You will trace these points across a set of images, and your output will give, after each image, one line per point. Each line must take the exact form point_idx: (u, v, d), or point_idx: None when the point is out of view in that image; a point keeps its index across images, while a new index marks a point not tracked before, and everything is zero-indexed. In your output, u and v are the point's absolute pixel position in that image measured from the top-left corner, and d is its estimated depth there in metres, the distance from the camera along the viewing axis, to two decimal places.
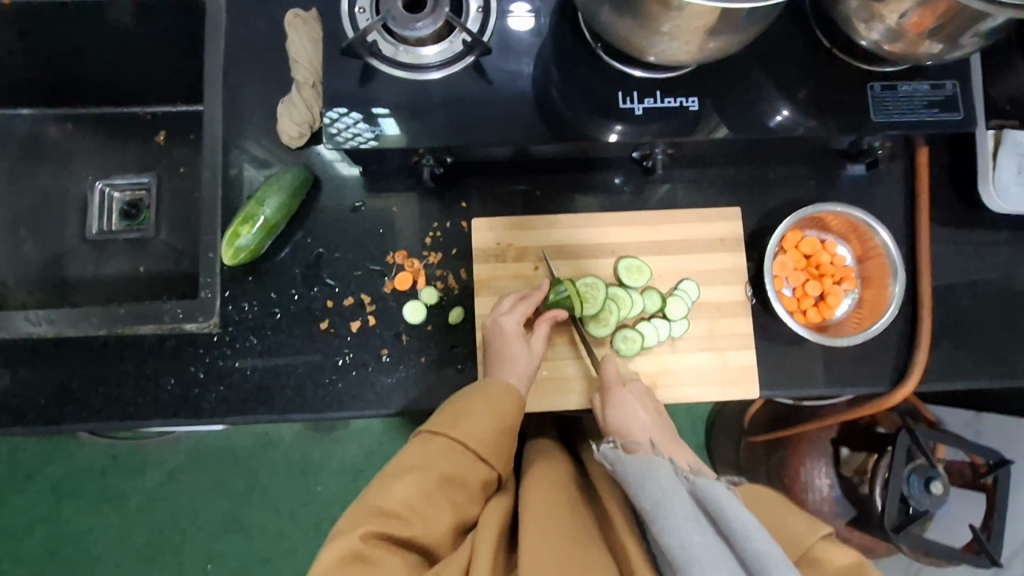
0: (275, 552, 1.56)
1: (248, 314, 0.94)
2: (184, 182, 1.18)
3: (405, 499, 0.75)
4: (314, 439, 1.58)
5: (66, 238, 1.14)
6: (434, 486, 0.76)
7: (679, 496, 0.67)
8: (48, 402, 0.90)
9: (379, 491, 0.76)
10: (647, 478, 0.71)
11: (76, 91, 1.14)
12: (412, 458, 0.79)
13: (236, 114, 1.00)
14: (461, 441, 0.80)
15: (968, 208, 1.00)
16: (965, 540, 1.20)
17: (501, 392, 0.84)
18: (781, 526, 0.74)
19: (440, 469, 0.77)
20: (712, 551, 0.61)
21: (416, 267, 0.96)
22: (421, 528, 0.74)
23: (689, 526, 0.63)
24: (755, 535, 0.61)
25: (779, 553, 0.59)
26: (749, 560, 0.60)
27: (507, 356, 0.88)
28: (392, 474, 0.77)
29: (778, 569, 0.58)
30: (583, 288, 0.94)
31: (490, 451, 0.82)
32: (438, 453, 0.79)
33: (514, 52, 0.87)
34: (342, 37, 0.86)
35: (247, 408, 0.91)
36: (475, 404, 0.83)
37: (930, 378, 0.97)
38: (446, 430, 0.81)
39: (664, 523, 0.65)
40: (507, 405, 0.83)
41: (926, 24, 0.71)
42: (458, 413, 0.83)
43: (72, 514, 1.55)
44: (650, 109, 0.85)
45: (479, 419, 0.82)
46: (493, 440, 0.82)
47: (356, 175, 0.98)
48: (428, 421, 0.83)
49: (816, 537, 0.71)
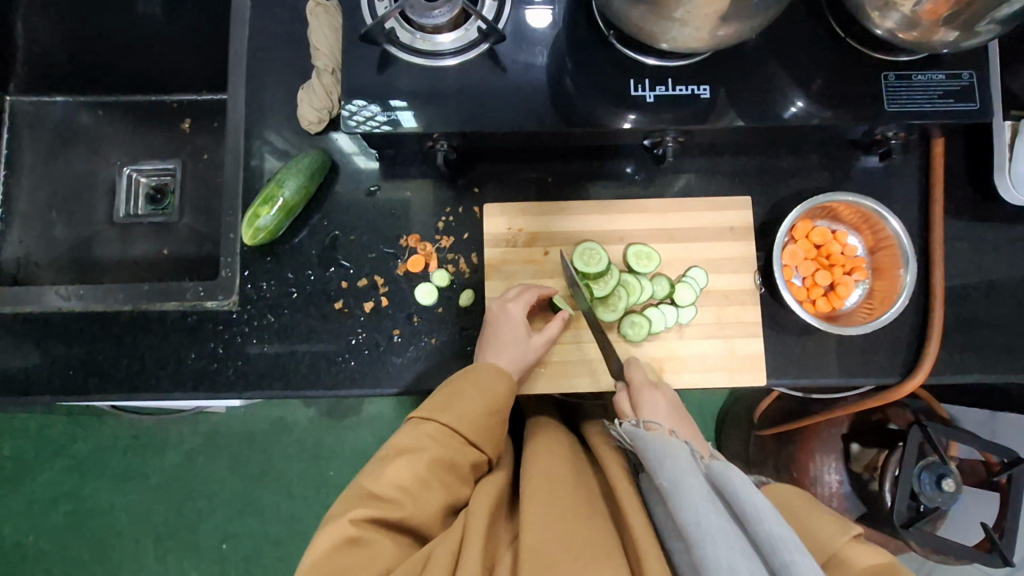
0: (287, 535, 1.60)
1: (266, 293, 0.96)
2: (208, 168, 1.22)
3: (396, 482, 0.76)
4: (328, 425, 1.62)
5: (95, 222, 1.18)
6: (426, 469, 0.78)
7: (697, 477, 0.68)
8: (74, 373, 0.94)
9: (370, 475, 0.77)
10: (665, 459, 0.72)
11: (106, 78, 1.19)
12: (402, 441, 0.80)
13: (259, 101, 1.03)
14: (450, 423, 0.82)
15: (985, 201, 0.99)
16: (978, 539, 1.16)
17: (491, 373, 0.86)
18: (808, 527, 0.72)
19: (430, 452, 0.79)
20: (725, 528, 0.62)
21: (429, 250, 0.98)
22: (411, 509, 0.76)
23: (705, 505, 0.64)
24: (768, 517, 0.63)
25: (791, 536, 0.61)
26: (761, 542, 0.62)
27: (504, 344, 0.90)
28: (384, 457, 0.79)
29: (790, 550, 0.60)
30: (594, 256, 0.95)
31: (479, 432, 0.84)
32: (429, 437, 0.80)
33: (528, 42, 0.88)
34: (361, 24, 0.88)
35: (263, 384, 0.94)
36: (466, 387, 0.85)
37: (940, 371, 0.96)
38: (435, 414, 0.82)
39: (680, 501, 0.65)
40: (495, 387, 0.85)
41: (941, 11, 0.72)
42: (449, 397, 0.84)
43: (94, 491, 1.60)
44: (660, 97, 0.86)
45: (469, 401, 0.84)
46: (482, 422, 0.84)
47: (375, 168, 1.00)
48: (418, 407, 0.84)
49: (844, 541, 0.69)
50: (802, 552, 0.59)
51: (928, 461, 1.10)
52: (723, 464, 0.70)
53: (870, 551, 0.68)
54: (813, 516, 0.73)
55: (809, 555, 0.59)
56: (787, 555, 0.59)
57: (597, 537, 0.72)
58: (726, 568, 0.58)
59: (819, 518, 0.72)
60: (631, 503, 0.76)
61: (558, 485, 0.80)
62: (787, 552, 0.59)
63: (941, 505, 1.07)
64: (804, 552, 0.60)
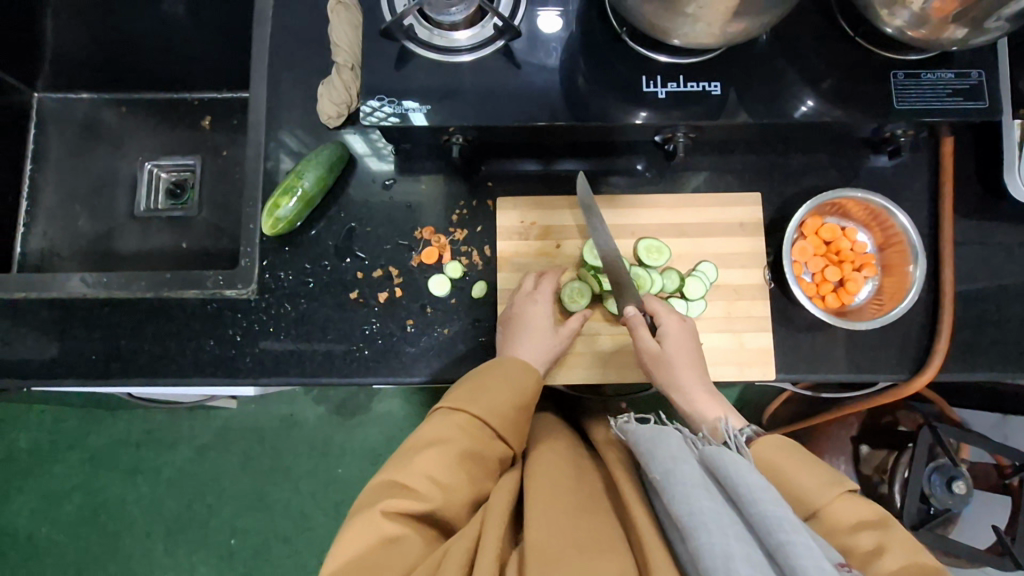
0: (296, 531, 1.61)
1: (283, 283, 0.98)
2: (228, 165, 1.24)
3: (427, 473, 0.77)
4: (338, 423, 1.63)
5: (116, 215, 1.21)
6: (456, 461, 0.78)
7: (687, 463, 0.69)
8: (96, 359, 0.96)
9: (400, 465, 0.78)
10: (656, 449, 0.73)
11: (131, 75, 1.22)
12: (431, 432, 0.80)
13: (279, 97, 1.05)
14: (482, 415, 0.82)
15: (996, 201, 0.99)
16: (990, 541, 1.13)
17: (522, 368, 0.87)
18: (793, 484, 0.72)
19: (460, 445, 0.79)
20: (718, 514, 0.63)
21: (443, 242, 1.00)
22: (442, 501, 0.76)
23: (696, 493, 0.65)
24: (762, 499, 0.63)
25: (785, 515, 0.61)
26: (756, 523, 0.62)
27: (524, 335, 0.91)
28: (414, 448, 0.79)
29: (784, 530, 0.59)
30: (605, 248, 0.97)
31: (506, 426, 0.84)
32: (460, 429, 0.81)
33: (542, 42, 0.90)
34: (380, 20, 0.90)
35: (280, 371, 0.96)
36: (494, 379, 0.86)
37: (951, 368, 0.96)
38: (466, 405, 0.83)
39: (672, 492, 0.66)
40: (526, 381, 0.87)
41: (949, 9, 0.73)
42: (478, 389, 0.85)
43: (108, 483, 1.62)
44: (672, 93, 0.88)
45: (497, 393, 0.84)
46: (511, 416, 0.85)
47: (387, 169, 1.02)
48: (447, 396, 0.84)
49: (829, 498, 0.71)
50: (796, 531, 0.59)
51: (938, 462, 1.10)
52: (714, 448, 0.71)
53: (864, 503, 0.71)
54: (801, 472, 0.73)
55: (804, 533, 0.59)
56: (782, 535, 0.59)
57: (601, 531, 0.72)
58: (721, 554, 0.59)
59: (805, 472, 0.73)
60: (634, 495, 0.76)
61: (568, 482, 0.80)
62: (781, 532, 0.59)
63: (952, 508, 1.07)
64: (798, 530, 0.59)
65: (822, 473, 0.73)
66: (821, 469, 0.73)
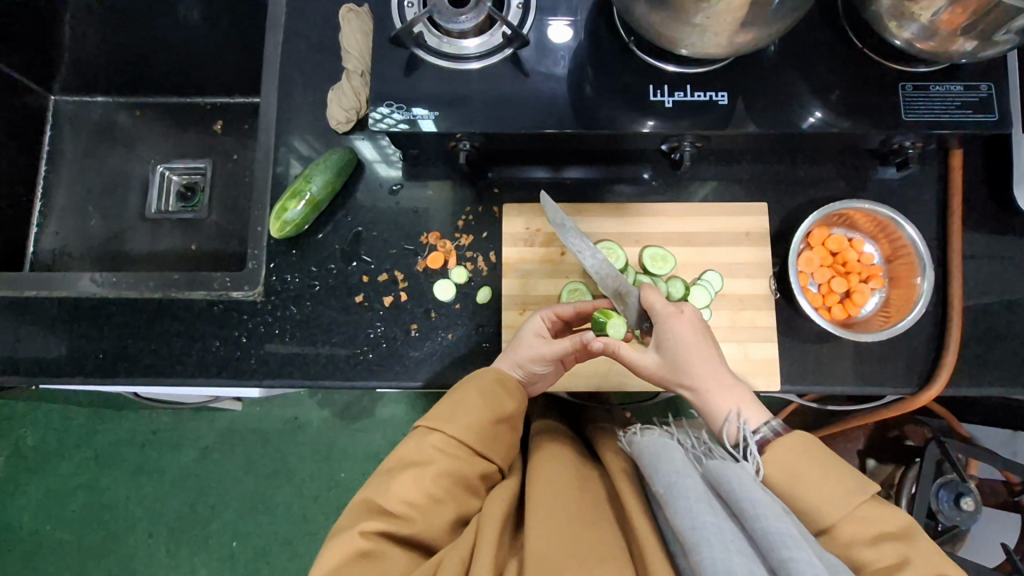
0: (297, 535, 1.61)
1: (290, 285, 0.99)
2: (237, 168, 1.25)
3: (403, 497, 0.76)
4: (342, 427, 1.64)
5: (127, 216, 1.22)
6: (433, 483, 0.77)
7: (691, 478, 0.69)
8: (103, 358, 0.97)
9: (378, 488, 0.77)
10: (659, 462, 0.72)
11: (145, 80, 1.24)
12: (409, 453, 0.79)
13: (288, 102, 1.06)
14: (458, 435, 0.80)
15: (1005, 214, 0.98)
16: (998, 561, 1.10)
17: (498, 381, 0.85)
18: (812, 493, 0.70)
19: (438, 465, 0.78)
20: (721, 530, 0.62)
21: (448, 247, 1.01)
22: (422, 525, 0.76)
23: (699, 508, 0.64)
24: (766, 515, 0.62)
25: (788, 531, 0.60)
26: (760, 539, 0.61)
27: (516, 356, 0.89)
28: (390, 471, 0.78)
29: (788, 546, 0.59)
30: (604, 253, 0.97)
31: (487, 442, 0.82)
32: (437, 449, 0.79)
33: (550, 51, 0.90)
34: (390, 28, 0.91)
35: (284, 373, 0.96)
36: (469, 395, 0.83)
37: (959, 382, 0.95)
38: (441, 424, 0.81)
39: (675, 506, 0.65)
40: (502, 395, 0.84)
41: (959, 21, 0.73)
42: (454, 405, 0.83)
43: (112, 483, 1.63)
44: (679, 103, 0.88)
45: (472, 410, 0.82)
46: (490, 432, 0.82)
47: (395, 176, 1.03)
48: (425, 415, 0.82)
49: (848, 509, 0.69)
50: (799, 547, 0.59)
51: (946, 478, 1.09)
52: (718, 462, 0.71)
53: (883, 513, 0.69)
54: (820, 481, 0.71)
55: (809, 550, 0.59)
56: (786, 552, 0.58)
57: (602, 544, 0.72)
58: (723, 569, 0.58)
59: (825, 480, 0.71)
60: (638, 508, 0.76)
61: (569, 492, 0.80)
62: (784, 548, 0.59)
63: (960, 525, 1.06)
64: (801, 547, 0.59)
65: (842, 481, 0.70)
66: (842, 476, 0.71)
